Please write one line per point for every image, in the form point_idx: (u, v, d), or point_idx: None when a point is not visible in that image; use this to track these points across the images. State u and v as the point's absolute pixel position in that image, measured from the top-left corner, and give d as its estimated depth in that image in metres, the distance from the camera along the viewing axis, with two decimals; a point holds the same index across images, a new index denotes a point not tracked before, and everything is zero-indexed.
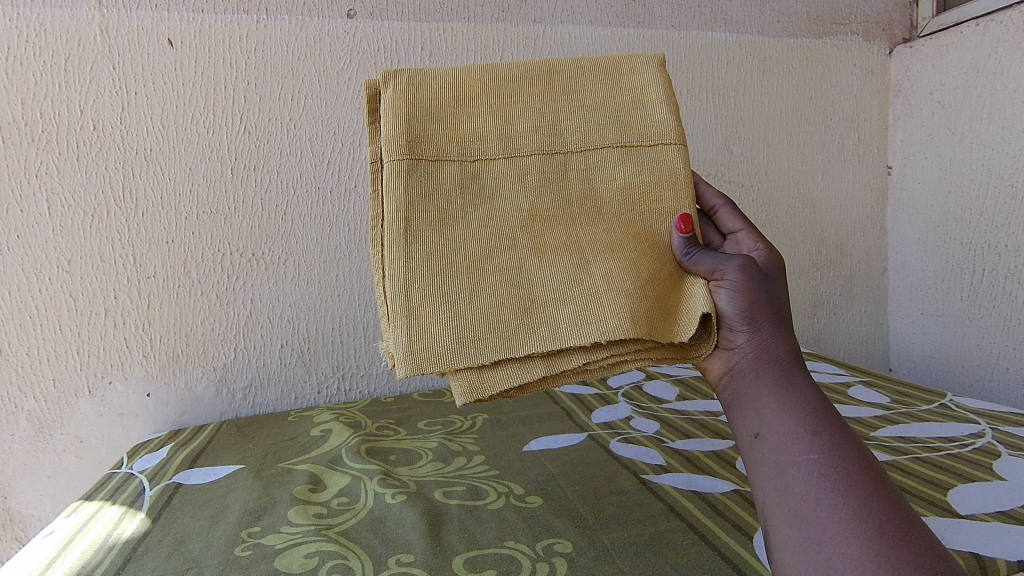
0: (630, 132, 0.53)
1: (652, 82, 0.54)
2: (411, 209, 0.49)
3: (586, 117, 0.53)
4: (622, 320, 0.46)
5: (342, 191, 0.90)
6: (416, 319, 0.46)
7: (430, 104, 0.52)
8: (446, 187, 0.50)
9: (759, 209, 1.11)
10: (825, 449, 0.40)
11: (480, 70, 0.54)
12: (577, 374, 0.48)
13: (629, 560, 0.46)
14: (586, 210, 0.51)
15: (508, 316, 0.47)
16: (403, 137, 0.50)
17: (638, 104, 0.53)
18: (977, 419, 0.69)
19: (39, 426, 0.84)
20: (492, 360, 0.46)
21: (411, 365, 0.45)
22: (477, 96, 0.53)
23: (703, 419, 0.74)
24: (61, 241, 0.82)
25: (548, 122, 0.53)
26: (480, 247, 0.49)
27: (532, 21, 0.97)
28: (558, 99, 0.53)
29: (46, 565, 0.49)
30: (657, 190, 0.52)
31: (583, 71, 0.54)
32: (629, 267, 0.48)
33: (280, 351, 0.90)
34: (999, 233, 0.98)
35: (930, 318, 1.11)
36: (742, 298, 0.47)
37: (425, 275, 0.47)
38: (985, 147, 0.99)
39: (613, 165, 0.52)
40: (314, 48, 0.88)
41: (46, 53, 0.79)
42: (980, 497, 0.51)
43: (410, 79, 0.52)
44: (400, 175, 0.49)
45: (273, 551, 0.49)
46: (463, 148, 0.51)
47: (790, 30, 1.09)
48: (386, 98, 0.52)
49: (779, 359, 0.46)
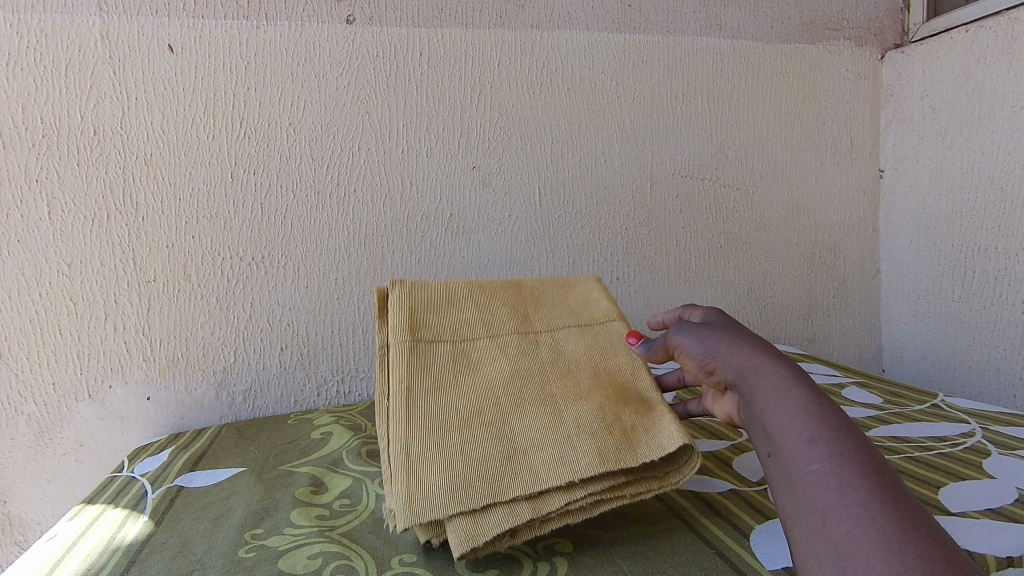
0: (584, 318, 0.61)
1: (594, 291, 0.64)
2: (412, 385, 0.51)
3: (551, 316, 0.60)
4: (592, 458, 0.48)
5: (341, 195, 0.91)
6: (412, 473, 0.46)
7: (428, 308, 0.56)
8: (437, 363, 0.53)
9: (754, 212, 1.12)
10: (820, 457, 0.37)
11: (466, 282, 0.60)
12: (562, 517, 0.48)
13: (628, 559, 0.47)
14: (572, 415, 0.52)
15: (496, 467, 0.47)
16: (407, 324, 0.54)
17: (588, 302, 0.63)
18: (968, 419, 0.70)
19: (39, 430, 0.84)
20: (482, 505, 0.45)
21: (407, 514, 0.44)
22: (467, 304, 0.58)
23: (700, 420, 0.75)
24: (61, 245, 0.82)
25: (522, 318, 0.59)
26: (468, 426, 0.49)
27: (530, 26, 0.98)
28: (530, 308, 0.60)
29: (51, 567, 0.50)
30: (615, 356, 0.58)
31: (543, 284, 0.63)
32: (597, 410, 0.52)
33: (280, 354, 0.91)
34: (989, 235, 1.00)
35: (922, 319, 1.13)
36: (715, 343, 0.48)
37: (423, 434, 0.48)
38: (974, 149, 1.01)
39: (577, 340, 0.59)
40: (313, 53, 0.88)
41: (46, 58, 0.80)
42: (970, 495, 0.52)
43: (411, 284, 0.57)
44: (403, 355, 0.52)
45: (277, 553, 0.50)
46: (456, 335, 0.55)
47: (783, 35, 1.11)
48: (393, 292, 0.56)
49: (757, 369, 0.44)
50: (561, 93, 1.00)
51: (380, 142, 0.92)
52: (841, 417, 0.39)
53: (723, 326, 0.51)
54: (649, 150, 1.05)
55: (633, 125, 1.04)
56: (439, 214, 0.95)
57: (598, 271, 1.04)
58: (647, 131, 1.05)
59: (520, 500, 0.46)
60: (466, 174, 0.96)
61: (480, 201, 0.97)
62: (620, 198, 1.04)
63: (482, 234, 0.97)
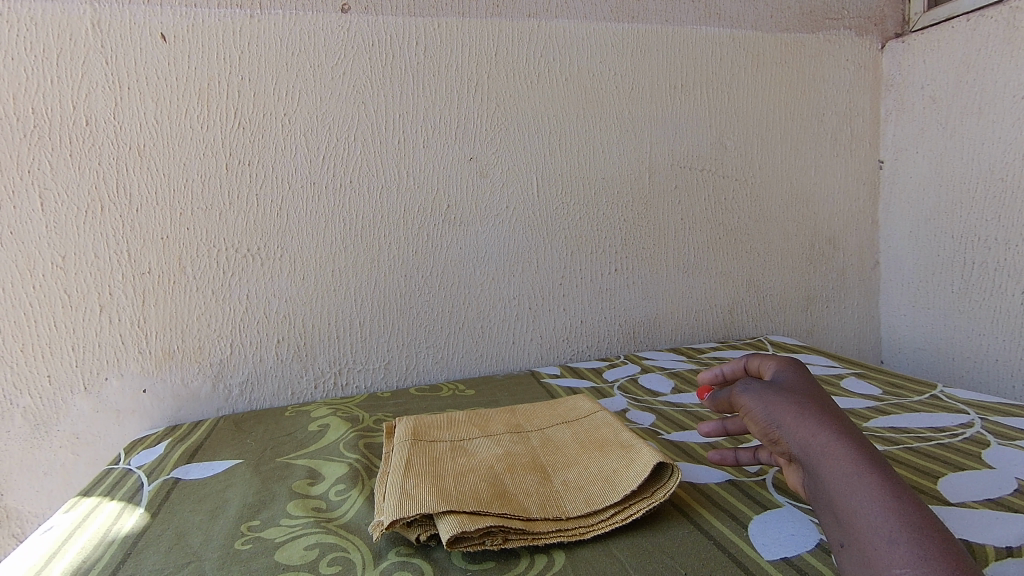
0: (570, 416, 0.66)
1: (581, 404, 0.69)
2: (412, 451, 0.57)
3: (539, 422, 0.65)
4: (578, 496, 0.50)
5: (337, 186, 0.90)
6: (406, 493, 0.49)
7: (428, 428, 0.63)
8: (435, 448, 0.58)
9: (753, 203, 1.11)
10: (905, 559, 0.33)
11: (463, 417, 0.67)
12: (559, 522, 0.48)
13: (626, 549, 0.46)
14: (561, 470, 0.54)
15: (485, 491, 0.49)
16: (410, 433, 0.61)
17: (572, 408, 0.68)
18: (967, 410, 0.70)
19: (35, 422, 0.84)
20: (474, 508, 0.47)
21: (398, 509, 0.47)
22: (462, 423, 0.65)
23: (698, 411, 0.75)
24: (56, 237, 0.81)
25: (511, 427, 0.64)
26: (462, 475, 0.52)
27: (527, 15, 0.97)
28: (520, 420, 0.66)
29: (47, 559, 0.49)
30: (598, 426, 0.62)
31: (530, 410, 0.69)
32: (582, 460, 0.55)
33: (277, 347, 0.90)
34: (989, 226, 1.00)
35: (921, 310, 1.13)
36: (774, 410, 0.44)
37: (418, 473, 0.52)
38: (975, 140, 1.01)
39: (564, 429, 0.63)
40: (308, 42, 0.88)
41: (37, 47, 0.79)
42: (969, 485, 0.52)
43: (414, 420, 0.65)
44: (406, 443, 0.59)
45: (273, 545, 0.50)
46: (452, 434, 0.62)
47: (783, 25, 1.10)
48: (399, 427, 0.64)
49: (829, 449, 0.39)
50: (559, 83, 0.99)
51: (376, 133, 0.91)
52: (925, 514, 0.35)
53: (789, 387, 0.45)
54: (647, 140, 1.04)
55: (631, 115, 1.03)
56: (436, 205, 0.95)
57: (596, 263, 1.03)
58: (645, 121, 1.04)
59: (513, 517, 0.47)
60: (464, 165, 0.95)
61: (477, 192, 0.96)
62: (618, 189, 1.03)
63: (479, 225, 0.97)
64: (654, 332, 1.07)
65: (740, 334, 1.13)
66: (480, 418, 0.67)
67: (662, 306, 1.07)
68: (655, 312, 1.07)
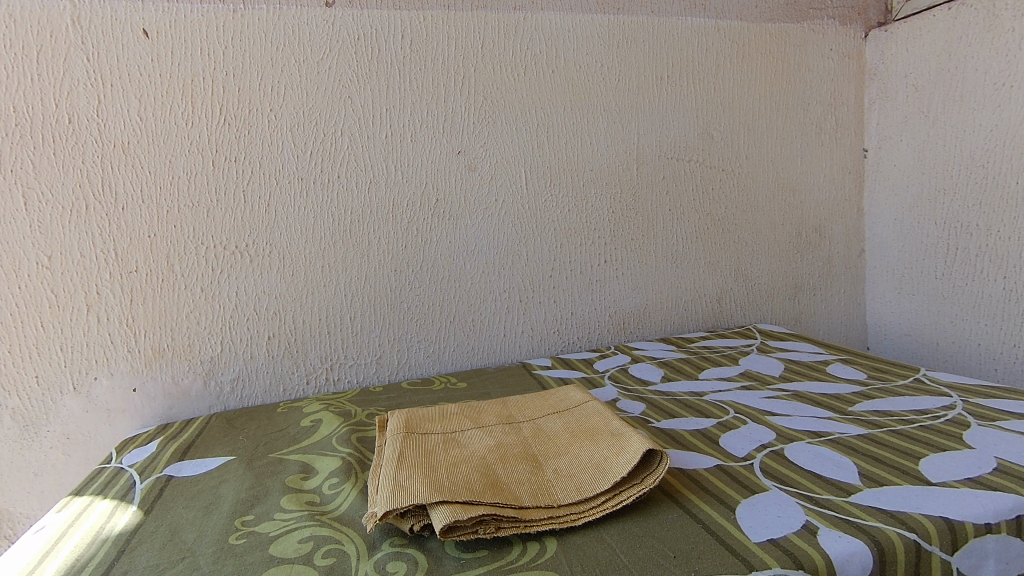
0: (560, 406, 0.66)
1: (571, 394, 0.69)
2: (404, 444, 0.57)
3: (531, 412, 0.66)
4: (569, 485, 0.51)
5: (325, 181, 0.90)
6: (398, 485, 0.49)
7: (420, 421, 0.64)
8: (428, 439, 0.59)
9: (741, 193, 1.12)
10: None
11: (455, 408, 0.67)
12: (550, 512, 0.48)
13: (617, 535, 0.47)
14: (552, 459, 0.55)
15: (477, 481, 0.50)
16: (402, 426, 0.62)
17: (563, 399, 0.68)
18: (949, 392, 0.72)
19: (23, 424, 0.83)
20: (466, 498, 0.47)
21: (391, 501, 0.47)
22: (454, 415, 0.65)
23: (687, 399, 0.76)
24: (41, 237, 0.81)
25: (503, 418, 0.65)
26: (454, 466, 0.52)
27: (513, 8, 0.97)
28: (511, 411, 0.67)
29: (39, 559, 0.49)
30: (588, 416, 0.63)
31: (522, 401, 0.69)
32: (571, 450, 0.56)
33: (267, 343, 0.90)
34: (971, 213, 1.02)
35: (907, 297, 1.14)
36: None
37: (409, 466, 0.52)
38: (957, 127, 1.02)
39: (555, 419, 0.63)
40: (293, 37, 0.87)
41: (17, 44, 0.78)
42: (949, 464, 0.54)
43: (407, 414, 0.66)
44: (398, 436, 0.59)
45: (267, 538, 0.50)
46: (444, 426, 0.62)
47: (767, 15, 1.10)
48: (391, 421, 0.65)
49: None
50: (545, 76, 0.99)
51: (363, 127, 0.91)
52: None
53: None
54: (634, 132, 1.05)
55: (617, 107, 1.03)
56: (425, 200, 0.95)
57: (585, 254, 1.04)
58: (632, 112, 1.04)
59: (505, 506, 0.47)
60: (451, 159, 0.95)
61: (466, 186, 0.96)
62: (606, 180, 1.04)
63: (468, 219, 0.97)
64: (644, 323, 1.08)
65: (728, 323, 1.14)
66: (472, 409, 0.67)
67: (651, 297, 1.08)
68: (644, 302, 1.08)
